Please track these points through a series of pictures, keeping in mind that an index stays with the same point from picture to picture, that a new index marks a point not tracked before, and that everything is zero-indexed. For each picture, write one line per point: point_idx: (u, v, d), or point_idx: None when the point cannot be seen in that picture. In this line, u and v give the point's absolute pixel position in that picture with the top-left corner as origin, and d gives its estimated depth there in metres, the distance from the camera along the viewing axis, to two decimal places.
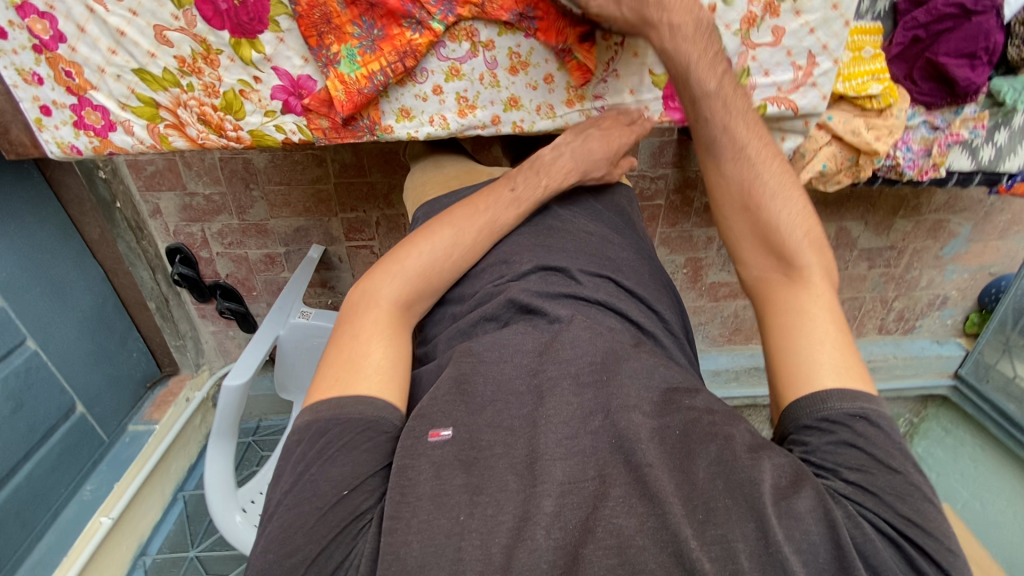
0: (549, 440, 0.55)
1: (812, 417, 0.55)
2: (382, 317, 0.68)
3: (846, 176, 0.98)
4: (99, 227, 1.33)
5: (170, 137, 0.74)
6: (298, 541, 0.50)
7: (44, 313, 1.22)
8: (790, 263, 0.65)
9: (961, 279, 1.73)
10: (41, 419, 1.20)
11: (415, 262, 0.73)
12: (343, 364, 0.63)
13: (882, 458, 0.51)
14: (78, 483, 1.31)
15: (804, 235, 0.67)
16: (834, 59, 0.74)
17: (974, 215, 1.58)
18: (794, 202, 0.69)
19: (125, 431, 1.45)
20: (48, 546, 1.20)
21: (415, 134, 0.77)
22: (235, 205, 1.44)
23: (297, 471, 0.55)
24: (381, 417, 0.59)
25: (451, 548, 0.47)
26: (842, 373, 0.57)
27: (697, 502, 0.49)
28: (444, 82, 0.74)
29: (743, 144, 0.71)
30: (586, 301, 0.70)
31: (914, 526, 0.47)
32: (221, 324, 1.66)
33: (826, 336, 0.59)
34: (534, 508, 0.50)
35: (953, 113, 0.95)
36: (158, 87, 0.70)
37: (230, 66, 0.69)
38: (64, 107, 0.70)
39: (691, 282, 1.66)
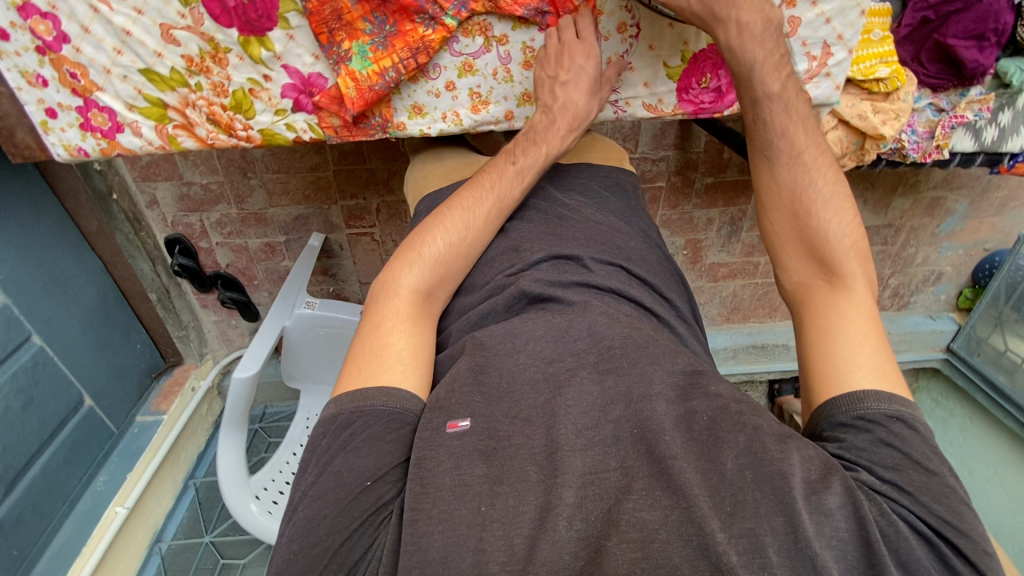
0: (566, 432, 0.55)
1: (847, 415, 0.56)
2: (405, 308, 0.68)
3: (851, 160, 0.98)
4: (96, 220, 1.31)
5: (179, 137, 0.72)
6: (324, 531, 0.51)
7: (48, 309, 1.21)
8: (833, 268, 0.66)
9: (956, 256, 1.75)
10: (51, 414, 1.21)
11: (434, 246, 0.73)
12: (369, 356, 0.64)
13: (919, 459, 0.52)
14: (92, 474, 1.32)
15: (852, 242, 0.68)
16: (848, 50, 0.74)
17: (971, 192, 1.59)
18: (843, 212, 0.70)
19: (133, 422, 1.46)
20: (66, 537, 1.22)
21: (428, 131, 0.77)
22: (233, 194, 1.41)
23: (324, 462, 0.56)
24: (404, 408, 0.59)
25: (473, 539, 0.48)
26: (879, 375, 0.58)
27: (724, 494, 0.49)
28: (457, 78, 0.73)
29: (800, 150, 0.72)
30: (599, 289, 0.71)
31: (953, 527, 0.48)
32: (223, 313, 1.65)
33: (866, 340, 0.60)
34: (556, 499, 0.50)
35: (959, 95, 0.95)
36: (165, 87, 0.68)
37: (239, 65, 0.68)
38: (70, 108, 0.68)
39: (692, 263, 1.67)
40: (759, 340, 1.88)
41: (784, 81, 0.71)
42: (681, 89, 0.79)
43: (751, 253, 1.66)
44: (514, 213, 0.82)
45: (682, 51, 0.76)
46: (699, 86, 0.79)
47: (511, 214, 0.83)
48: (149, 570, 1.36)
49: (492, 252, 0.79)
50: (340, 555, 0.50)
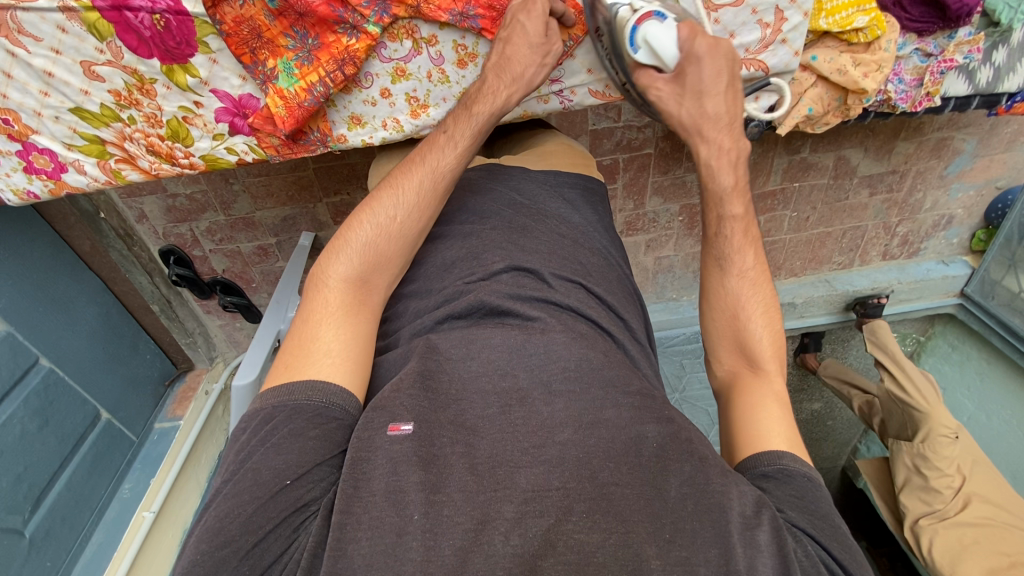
0: (513, 448, 0.57)
1: (769, 466, 0.63)
2: (336, 299, 0.69)
3: (835, 116, 0.94)
4: (89, 240, 1.33)
5: (123, 171, 0.77)
6: (239, 530, 0.52)
7: (51, 332, 1.25)
8: (757, 362, 0.74)
9: (966, 197, 1.67)
10: (69, 431, 1.27)
11: (362, 232, 0.73)
12: (300, 348, 0.66)
13: (826, 513, 0.60)
14: (116, 483, 1.40)
15: (776, 345, 0.76)
16: (802, 12, 0.75)
17: (980, 130, 1.50)
18: (772, 316, 0.77)
19: (152, 429, 1.52)
20: (97, 544, 1.30)
21: (369, 139, 0.80)
22: (218, 201, 1.42)
23: (242, 459, 0.57)
24: (330, 402, 0.61)
25: (400, 547, 0.50)
26: (793, 445, 0.65)
27: (666, 521, 0.53)
28: (391, 84, 0.75)
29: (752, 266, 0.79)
30: (558, 307, 0.71)
31: (836, 547, 0.56)
32: (227, 318, 1.70)
33: (788, 422, 0.68)
34: (494, 513, 0.52)
35: (947, 37, 0.88)
36: (99, 124, 0.71)
37: (168, 94, 0.70)
38: (11, 154, 0.73)
39: (688, 228, 1.63)
40: None
41: (746, 204, 0.79)
42: None
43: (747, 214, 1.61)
44: (477, 222, 0.81)
45: None
46: None
47: (476, 217, 0.82)
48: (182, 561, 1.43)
49: (452, 254, 0.79)
50: (255, 553, 0.52)
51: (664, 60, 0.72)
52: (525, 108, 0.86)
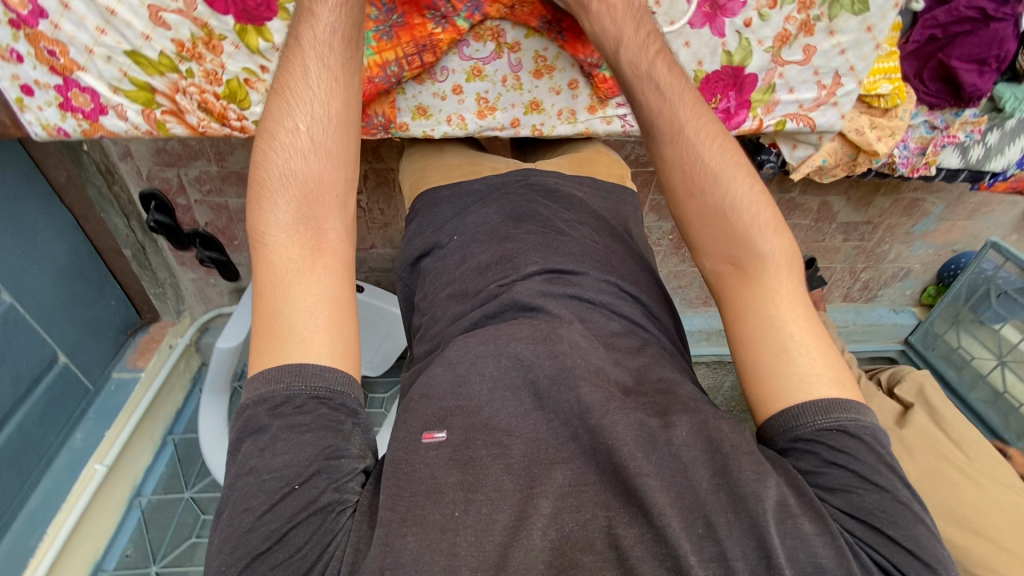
0: (548, 446, 0.61)
1: (789, 441, 0.61)
2: (282, 262, 0.65)
3: (842, 170, 1.00)
4: (66, 171, 1.23)
5: (167, 123, 0.81)
6: (258, 534, 0.53)
7: (16, 266, 1.17)
8: (741, 258, 0.69)
9: (925, 255, 1.83)
10: (24, 371, 1.19)
11: (279, 184, 0.69)
12: (266, 328, 0.64)
13: (868, 475, 0.56)
14: (68, 431, 1.32)
15: (750, 217, 0.71)
16: (857, 80, 0.84)
17: (948, 196, 1.63)
18: (741, 180, 0.73)
19: (109, 378, 1.44)
20: (45, 492, 1.23)
21: (430, 131, 0.88)
22: (213, 151, 1.33)
23: (238, 462, 0.58)
24: (316, 374, 0.61)
25: (447, 543, 0.54)
26: (808, 385, 0.61)
27: (698, 515, 0.55)
28: (465, 82, 0.85)
29: (681, 124, 0.75)
30: (588, 302, 0.77)
31: (880, 518, 0.54)
32: (202, 273, 1.61)
33: (787, 346, 0.63)
34: (533, 509, 0.56)
35: (954, 113, 0.97)
36: (154, 71, 0.76)
37: (234, 53, 0.77)
38: (48, 87, 0.75)
39: (676, 247, 1.68)
40: None
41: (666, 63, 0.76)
42: None
43: None
44: (514, 225, 0.85)
45: (696, 72, 0.83)
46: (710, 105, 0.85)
47: (511, 220, 0.86)
48: (128, 526, 1.40)
49: (485, 258, 0.82)
50: (276, 553, 0.54)
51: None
52: (586, 127, 0.92)
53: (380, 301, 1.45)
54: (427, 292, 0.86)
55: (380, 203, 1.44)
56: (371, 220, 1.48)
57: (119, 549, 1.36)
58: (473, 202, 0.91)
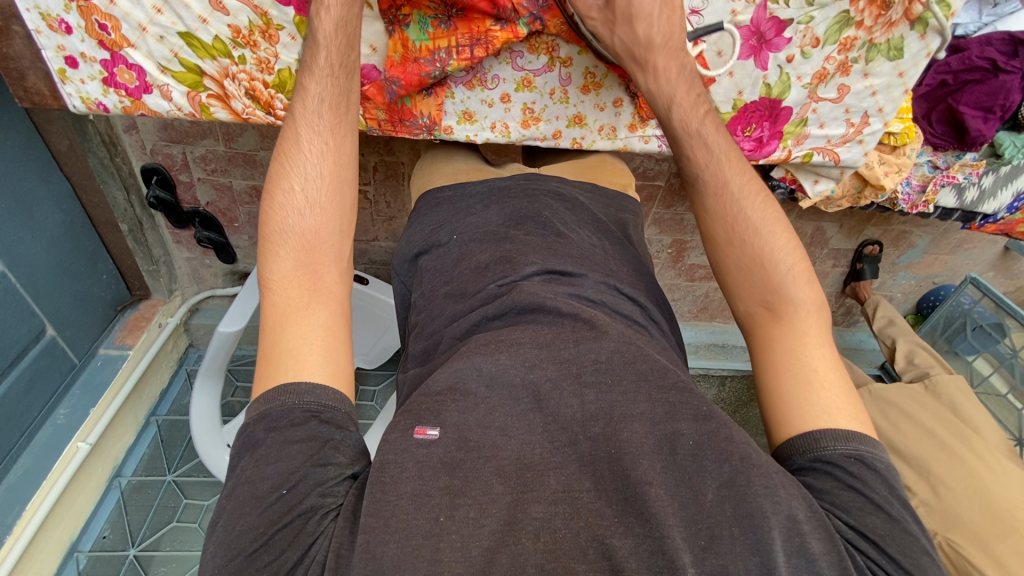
0: (539, 451, 0.58)
1: (806, 460, 0.61)
2: (281, 301, 0.66)
3: (847, 201, 1.05)
4: (68, 139, 1.18)
5: (212, 107, 0.80)
6: (247, 537, 0.53)
7: (11, 234, 1.12)
8: (773, 298, 0.72)
9: (907, 285, 1.90)
10: (12, 343, 1.16)
11: (281, 229, 0.70)
12: (263, 366, 0.64)
13: (880, 503, 0.57)
14: (52, 406, 1.28)
15: (788, 268, 0.73)
16: (885, 122, 0.85)
17: (933, 231, 1.70)
18: (777, 232, 0.76)
19: (95, 354, 1.40)
20: (25, 468, 1.19)
21: (473, 137, 0.89)
22: (222, 131, 1.31)
23: (236, 475, 0.58)
24: (305, 399, 0.61)
25: (430, 549, 0.51)
26: (830, 415, 0.63)
27: (702, 526, 0.53)
28: (513, 91, 0.86)
29: (725, 180, 0.79)
30: (590, 300, 0.75)
31: (892, 545, 0.55)
32: (198, 251, 1.58)
33: (811, 379, 0.65)
34: (523, 513, 0.54)
35: (955, 155, 1.02)
36: (205, 55, 0.75)
37: (289, 44, 0.76)
38: (94, 60, 0.74)
39: (673, 261, 1.70)
40: (721, 339, 1.98)
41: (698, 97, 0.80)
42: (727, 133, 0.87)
43: None
44: (514, 227, 0.85)
45: (734, 100, 0.85)
46: (744, 133, 0.88)
47: (510, 222, 0.86)
48: (105, 508, 1.36)
49: (484, 258, 0.81)
50: (262, 555, 0.53)
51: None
52: (625, 144, 0.93)
53: (381, 293, 1.44)
54: (424, 290, 0.84)
55: (386, 196, 1.43)
56: (376, 213, 1.47)
57: (96, 531, 1.33)
58: (475, 203, 0.90)
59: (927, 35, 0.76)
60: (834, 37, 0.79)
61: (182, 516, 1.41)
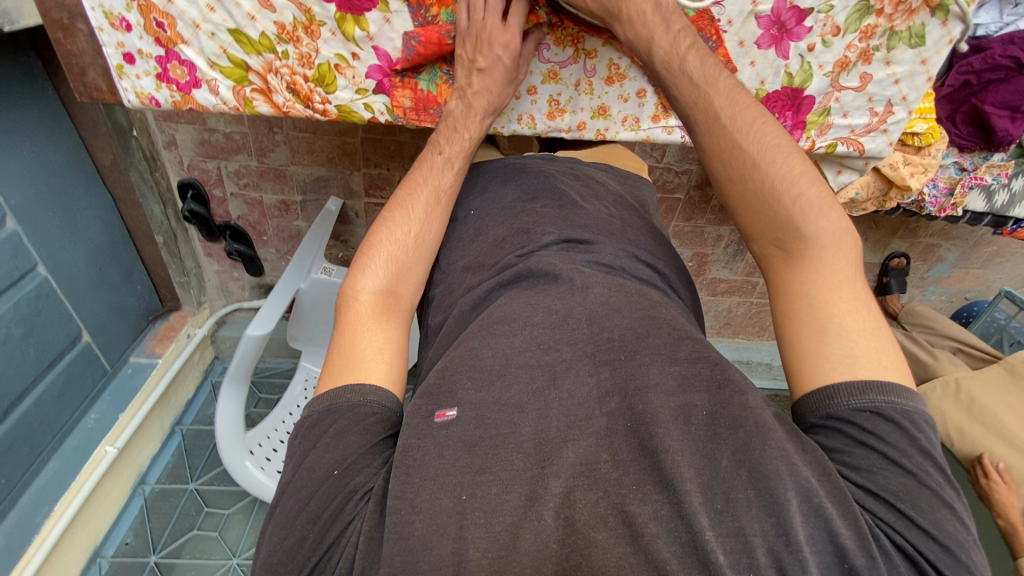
0: (558, 424, 0.56)
1: (820, 415, 0.57)
2: (364, 308, 0.69)
3: (873, 204, 1.04)
4: (112, 154, 1.24)
5: (255, 101, 0.82)
6: (302, 518, 0.54)
7: (55, 241, 1.18)
8: (786, 238, 0.68)
9: (938, 299, 1.85)
10: (50, 345, 1.20)
11: (385, 249, 0.74)
12: (334, 364, 0.65)
13: (897, 459, 0.52)
14: (83, 411, 1.31)
15: (795, 198, 0.69)
16: (910, 110, 0.80)
17: (963, 243, 1.65)
18: (782, 163, 0.71)
19: (127, 362, 1.44)
20: (55, 470, 1.22)
21: (501, 128, 0.88)
22: (255, 146, 1.34)
23: (294, 462, 0.58)
24: (366, 399, 0.60)
25: (454, 526, 0.50)
26: (851, 362, 0.58)
27: (716, 491, 0.50)
28: (540, 84, 0.83)
29: (718, 112, 0.74)
30: (608, 267, 0.74)
31: (905, 501, 0.50)
32: (227, 265, 1.62)
33: (824, 325, 0.60)
34: (544, 488, 0.51)
35: (983, 157, 1.02)
36: (251, 50, 0.77)
37: (330, 40, 0.76)
38: (149, 57, 0.77)
39: (695, 274, 1.69)
40: (745, 356, 1.96)
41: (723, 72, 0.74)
42: None
43: (752, 273, 1.68)
44: (527, 202, 0.84)
45: (756, 89, 0.81)
46: None
47: (527, 196, 0.85)
48: (130, 513, 1.39)
49: (502, 233, 0.81)
50: (312, 535, 0.53)
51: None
52: (649, 136, 0.86)
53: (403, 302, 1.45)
54: (442, 262, 0.85)
55: None
56: None
57: (120, 537, 1.35)
58: (491, 180, 0.90)
59: (949, 22, 0.71)
60: (855, 25, 0.74)
61: (205, 524, 1.41)
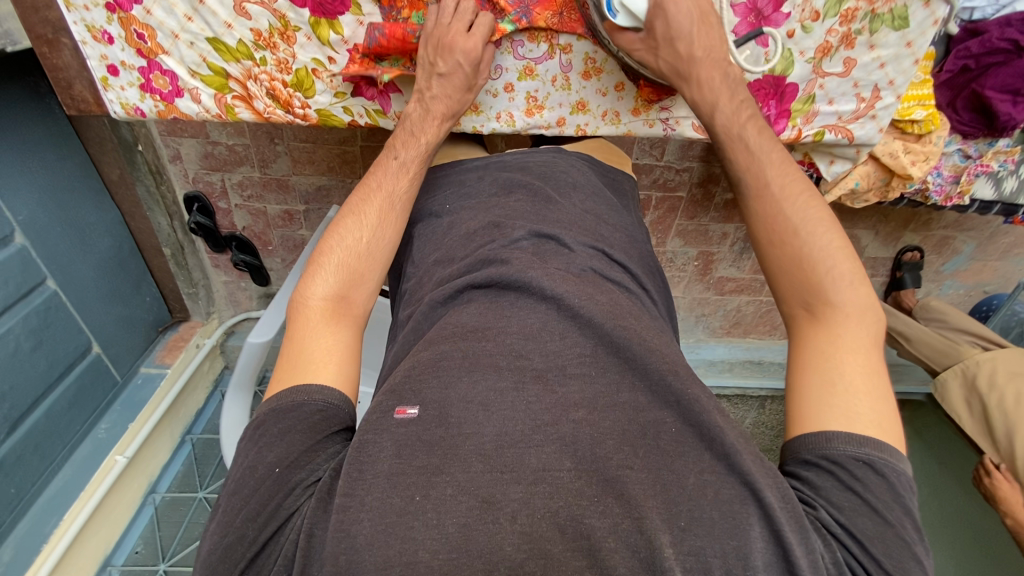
0: (523, 427, 0.56)
1: (813, 454, 0.57)
2: (313, 314, 0.68)
3: (874, 195, 1.00)
4: (119, 169, 1.27)
5: (236, 108, 0.85)
6: (246, 518, 0.54)
7: (65, 254, 1.21)
8: (816, 296, 0.65)
9: (955, 294, 1.80)
10: (61, 357, 1.23)
11: (337, 254, 0.73)
12: (284, 368, 0.65)
13: (880, 510, 0.53)
14: (93, 421, 1.35)
15: (830, 265, 0.67)
16: (897, 95, 0.79)
17: (979, 235, 1.60)
18: (823, 235, 0.68)
19: (137, 372, 1.48)
20: (67, 479, 1.26)
21: (480, 127, 0.88)
22: (258, 157, 1.35)
23: (239, 461, 0.59)
24: (309, 399, 0.60)
25: (402, 526, 0.49)
26: (851, 418, 0.57)
27: (681, 508, 0.51)
28: (517, 81, 0.83)
29: (766, 180, 0.73)
30: (580, 266, 0.73)
31: (877, 545, 0.52)
32: (234, 275, 1.62)
33: (835, 378, 0.60)
34: (502, 493, 0.51)
35: (988, 143, 0.99)
36: (230, 58, 0.80)
37: (306, 44, 0.79)
38: (132, 69, 0.81)
39: (701, 274, 1.66)
40: (756, 356, 1.92)
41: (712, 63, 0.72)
42: None
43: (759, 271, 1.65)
44: (503, 197, 0.83)
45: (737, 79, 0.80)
46: None
47: (502, 190, 0.84)
48: (140, 522, 1.41)
49: (473, 225, 0.80)
50: (253, 532, 0.53)
51: (636, 12, 0.71)
52: (630, 128, 0.88)
53: None
54: (415, 257, 0.84)
55: None
56: None
57: (129, 546, 1.38)
58: (470, 176, 0.90)
59: (933, 3, 0.70)
60: (834, 10, 0.74)
61: None
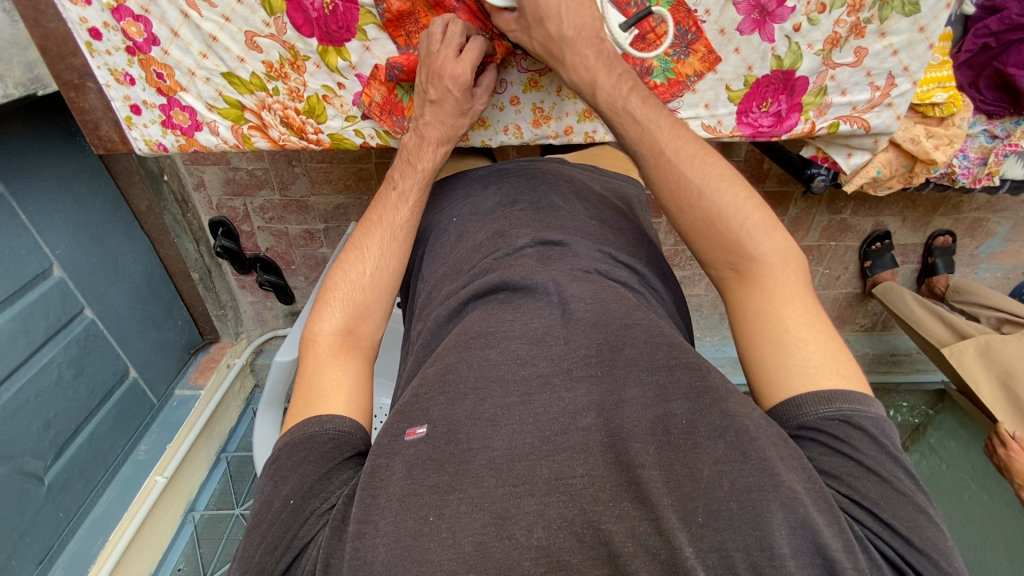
0: (535, 439, 0.55)
1: (790, 424, 0.56)
2: (323, 348, 0.71)
3: (898, 182, 0.98)
4: (147, 200, 1.32)
5: (253, 137, 0.87)
6: (266, 552, 0.55)
7: (100, 284, 1.26)
8: (738, 257, 0.65)
9: (992, 278, 1.73)
10: (100, 384, 1.28)
11: (343, 288, 0.76)
12: (300, 402, 0.67)
13: (873, 466, 0.52)
14: (134, 443, 1.40)
15: (742, 222, 0.67)
16: (913, 81, 0.77)
17: (1014, 216, 1.54)
18: (727, 191, 0.69)
19: (172, 395, 1.53)
20: (109, 501, 1.30)
21: (489, 140, 0.89)
22: (277, 180, 1.39)
23: (259, 497, 0.60)
24: (321, 428, 0.62)
25: (419, 548, 0.50)
26: (808, 373, 0.58)
27: (698, 504, 0.50)
28: (522, 93, 0.84)
29: (662, 145, 0.70)
30: (585, 270, 0.73)
31: (885, 507, 0.50)
32: (260, 295, 1.67)
33: (784, 339, 0.60)
34: (516, 507, 0.51)
35: (1015, 121, 0.95)
36: (244, 90, 0.83)
37: (316, 72, 0.81)
38: (154, 107, 0.84)
39: None
40: None
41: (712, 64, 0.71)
42: (742, 111, 0.83)
43: None
44: (506, 208, 0.83)
45: (745, 77, 0.80)
46: (761, 110, 0.82)
47: (507, 201, 0.84)
48: (182, 540, 1.45)
49: (479, 238, 0.81)
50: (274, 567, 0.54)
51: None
52: None
53: None
54: (424, 274, 0.85)
55: None
56: None
57: (173, 563, 1.42)
58: (475, 186, 0.90)
59: None
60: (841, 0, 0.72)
61: None
